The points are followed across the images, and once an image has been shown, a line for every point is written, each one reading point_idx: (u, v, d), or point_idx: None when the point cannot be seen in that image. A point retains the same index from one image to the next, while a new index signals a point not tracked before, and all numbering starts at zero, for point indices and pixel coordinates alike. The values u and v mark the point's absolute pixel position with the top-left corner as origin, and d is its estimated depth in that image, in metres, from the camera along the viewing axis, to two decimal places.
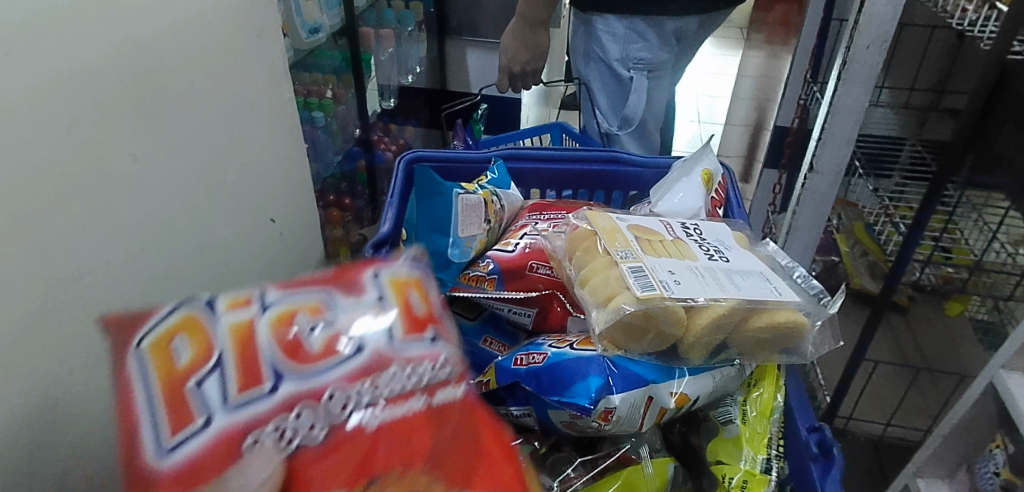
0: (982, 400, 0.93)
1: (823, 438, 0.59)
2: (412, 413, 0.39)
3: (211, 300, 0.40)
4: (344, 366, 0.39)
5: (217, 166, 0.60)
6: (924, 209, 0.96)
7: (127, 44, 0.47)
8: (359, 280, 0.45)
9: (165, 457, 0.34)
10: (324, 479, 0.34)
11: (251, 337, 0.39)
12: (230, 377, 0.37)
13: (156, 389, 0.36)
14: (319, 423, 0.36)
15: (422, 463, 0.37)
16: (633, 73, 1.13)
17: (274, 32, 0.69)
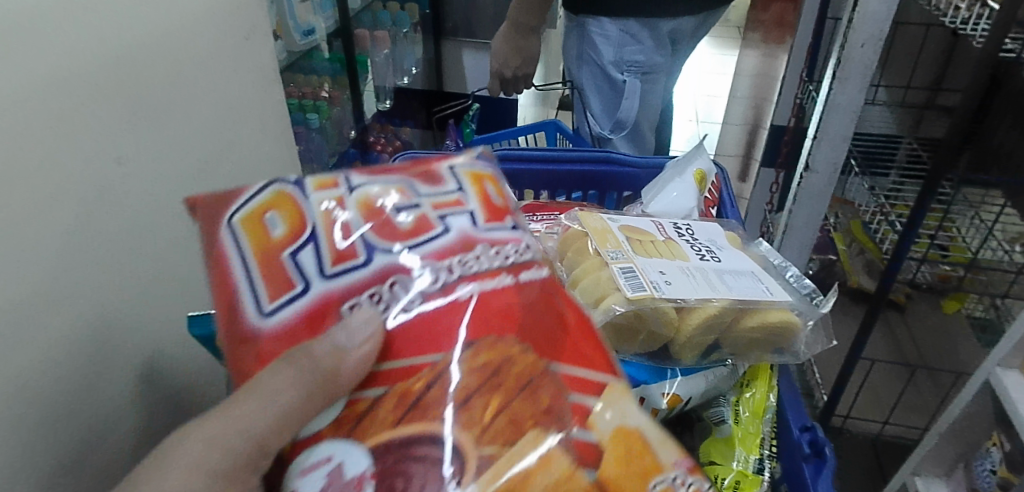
0: (978, 398, 0.93)
1: (815, 438, 0.59)
2: (502, 286, 0.41)
3: (301, 181, 0.45)
4: (431, 241, 0.42)
5: (207, 169, 0.60)
6: (919, 207, 0.95)
7: (111, 46, 0.48)
8: (439, 173, 0.49)
9: (267, 316, 0.39)
10: (415, 338, 0.38)
11: (339, 215, 0.43)
12: (323, 250, 0.41)
13: (258, 257, 0.41)
14: (408, 289, 0.40)
15: (516, 328, 0.39)
16: (628, 76, 1.13)
17: (262, 34, 0.69)
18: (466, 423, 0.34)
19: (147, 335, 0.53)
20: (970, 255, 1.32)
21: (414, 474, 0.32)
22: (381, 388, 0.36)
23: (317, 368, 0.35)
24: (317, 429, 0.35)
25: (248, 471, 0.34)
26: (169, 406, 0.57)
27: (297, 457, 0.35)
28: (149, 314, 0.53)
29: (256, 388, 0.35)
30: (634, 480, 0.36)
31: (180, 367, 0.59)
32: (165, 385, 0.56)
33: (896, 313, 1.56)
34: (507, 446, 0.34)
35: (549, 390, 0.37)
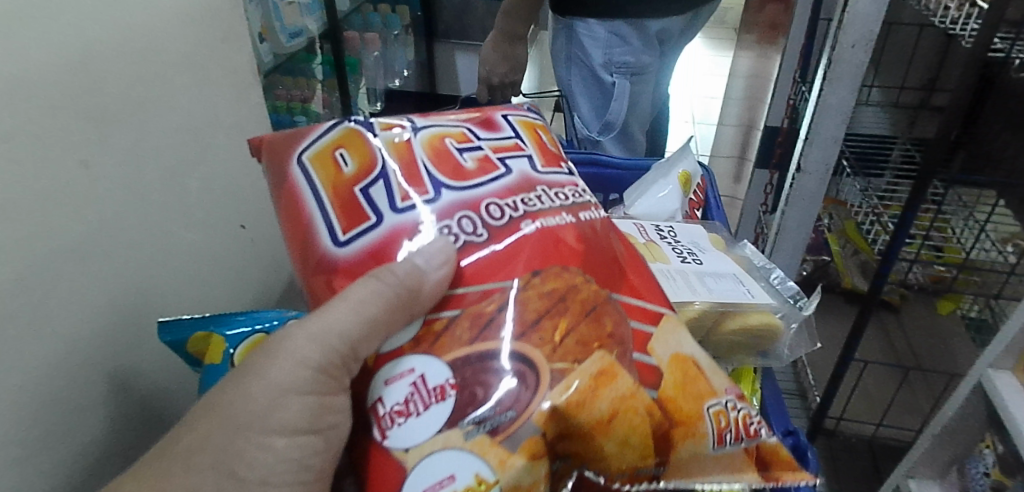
0: (972, 400, 0.92)
1: (797, 443, 0.58)
2: (561, 223, 0.48)
3: (369, 123, 0.51)
4: (497, 181, 0.49)
5: (178, 171, 0.60)
6: (909, 208, 0.94)
7: (80, 49, 0.47)
8: (499, 122, 0.56)
9: (342, 243, 0.47)
10: (484, 267, 0.46)
11: (408, 155, 0.49)
12: (395, 184, 0.48)
13: (333, 191, 0.48)
14: (476, 223, 0.47)
15: (580, 261, 0.47)
16: (616, 77, 1.12)
17: (239, 36, 0.68)
18: (539, 344, 0.43)
19: (112, 342, 0.52)
20: (963, 255, 1.31)
21: (492, 384, 0.41)
22: (455, 310, 0.45)
23: (401, 285, 0.43)
24: (399, 346, 0.44)
25: (340, 369, 0.43)
26: (134, 414, 0.56)
27: (379, 369, 0.44)
28: (116, 320, 0.52)
29: (349, 301, 0.43)
30: (688, 398, 0.45)
31: (148, 374, 0.58)
32: (131, 393, 0.55)
33: (890, 314, 1.54)
34: (576, 363, 0.42)
35: (610, 315, 0.45)
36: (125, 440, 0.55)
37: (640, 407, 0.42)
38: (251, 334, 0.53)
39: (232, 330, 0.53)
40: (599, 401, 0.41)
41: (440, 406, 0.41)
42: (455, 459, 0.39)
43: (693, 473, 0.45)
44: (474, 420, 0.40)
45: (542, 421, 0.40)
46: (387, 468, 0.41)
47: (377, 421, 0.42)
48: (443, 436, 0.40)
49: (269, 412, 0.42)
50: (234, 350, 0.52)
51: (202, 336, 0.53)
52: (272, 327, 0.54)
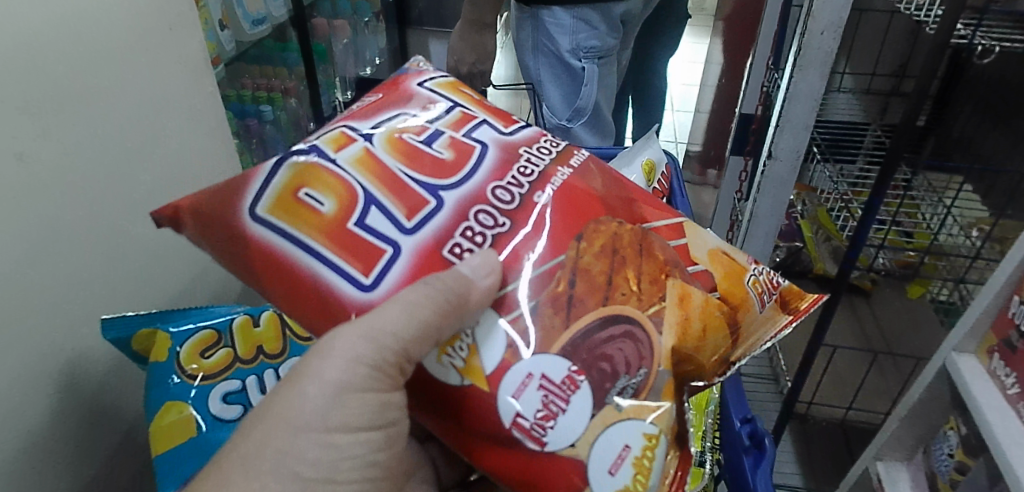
0: (936, 384, 0.88)
1: (755, 430, 0.59)
2: (564, 179, 0.53)
3: (321, 151, 0.49)
4: (486, 162, 0.51)
5: (127, 163, 0.58)
6: (875, 194, 0.92)
7: (11, 36, 0.45)
8: (421, 93, 0.57)
9: (370, 287, 0.46)
10: (524, 252, 0.48)
11: (384, 170, 0.49)
12: (393, 208, 0.48)
13: (322, 235, 0.47)
14: (492, 214, 0.49)
15: (601, 211, 0.52)
16: (585, 63, 1.11)
17: (189, 24, 0.66)
18: (626, 300, 0.49)
19: (57, 341, 0.51)
20: (931, 238, 1.32)
21: (614, 355, 0.48)
22: (528, 303, 0.47)
23: (452, 290, 0.44)
24: (500, 357, 0.46)
25: (395, 368, 0.45)
26: (80, 416, 0.54)
27: (496, 389, 0.46)
28: (59, 319, 0.51)
29: (399, 302, 0.44)
30: (736, 283, 0.54)
31: (92, 376, 0.55)
32: (78, 391, 0.53)
33: (860, 298, 1.54)
34: (661, 299, 0.50)
35: (654, 246, 0.52)
36: (73, 441, 0.53)
37: (716, 307, 0.51)
38: (197, 330, 0.56)
39: (177, 327, 0.54)
40: (692, 321, 0.50)
41: (579, 395, 0.47)
42: (619, 434, 0.47)
43: (755, 339, 0.54)
44: (617, 391, 0.47)
45: (668, 364, 0.49)
46: (562, 466, 0.46)
47: (526, 435, 0.46)
48: (598, 417, 0.47)
49: (331, 409, 0.43)
50: (180, 348, 0.54)
51: (147, 333, 0.52)
52: (219, 324, 0.57)
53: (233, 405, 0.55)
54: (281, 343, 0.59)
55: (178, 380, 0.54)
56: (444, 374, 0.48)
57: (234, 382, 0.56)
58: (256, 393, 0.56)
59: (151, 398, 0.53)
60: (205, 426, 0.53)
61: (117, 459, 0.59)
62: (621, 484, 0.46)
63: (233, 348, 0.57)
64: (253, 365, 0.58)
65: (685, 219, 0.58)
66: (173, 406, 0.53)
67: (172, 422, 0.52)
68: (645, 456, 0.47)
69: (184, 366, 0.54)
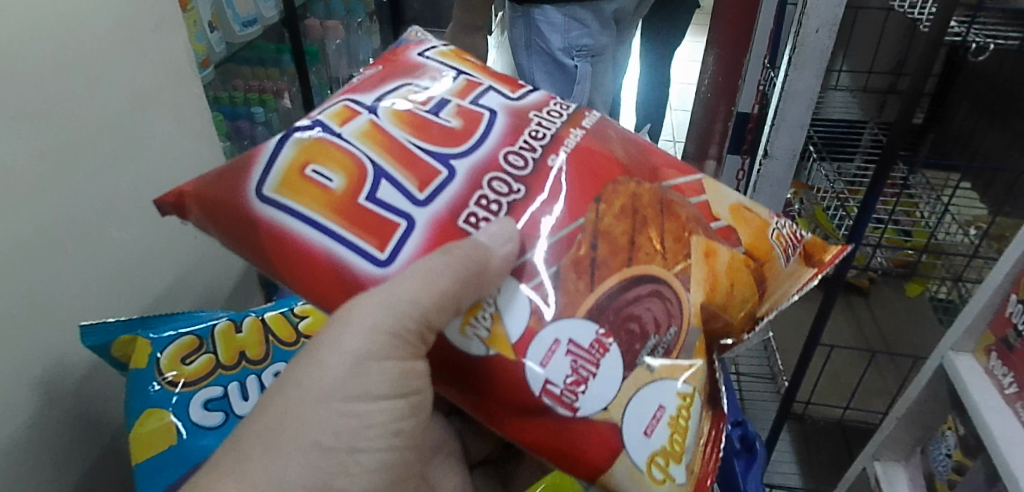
0: (933, 383, 0.87)
1: (746, 434, 0.62)
2: (576, 141, 0.52)
3: (327, 125, 0.49)
4: (496, 128, 0.50)
5: (109, 167, 0.57)
6: (872, 192, 0.90)
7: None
8: (423, 63, 0.56)
9: (385, 263, 0.45)
10: (541, 220, 0.47)
11: (390, 141, 0.48)
12: (405, 181, 0.47)
13: (333, 211, 0.46)
14: (507, 181, 0.48)
15: (619, 172, 0.51)
16: (576, 61, 1.11)
17: (173, 26, 0.65)
18: (653, 259, 0.48)
19: (35, 348, 0.50)
20: (929, 236, 1.31)
21: (643, 315, 0.47)
22: (551, 267, 0.46)
23: (470, 258, 0.42)
24: (525, 323, 0.45)
25: (414, 335, 0.43)
26: (58, 424, 0.53)
27: (524, 356, 0.45)
28: (37, 326, 0.50)
29: (416, 272, 0.43)
30: (760, 235, 0.53)
31: (72, 383, 0.54)
32: (58, 399, 0.53)
33: (859, 297, 1.53)
34: (688, 258, 0.49)
35: (675, 205, 0.51)
36: (50, 450, 0.52)
37: (742, 264, 0.51)
38: (178, 336, 0.55)
39: (157, 333, 0.54)
40: (721, 281, 0.50)
41: (609, 357, 0.46)
42: (652, 395, 0.47)
43: (785, 292, 0.53)
44: (648, 351, 0.47)
45: (698, 321, 0.49)
46: (598, 430, 0.46)
47: (558, 402, 0.45)
48: (631, 380, 0.46)
49: (349, 380, 0.41)
50: (161, 354, 0.54)
51: (127, 340, 0.52)
52: (201, 330, 0.57)
53: (215, 412, 0.54)
54: (265, 348, 0.58)
55: (158, 388, 0.53)
56: (468, 345, 0.46)
57: (216, 389, 0.55)
58: (238, 400, 0.54)
59: (130, 404, 0.52)
60: (186, 433, 0.52)
61: (97, 467, 0.58)
62: (658, 445, 0.46)
63: (215, 354, 0.56)
64: (235, 371, 0.56)
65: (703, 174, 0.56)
66: (153, 414, 0.52)
67: (152, 429, 0.51)
68: (680, 416, 0.47)
69: (164, 373, 0.54)
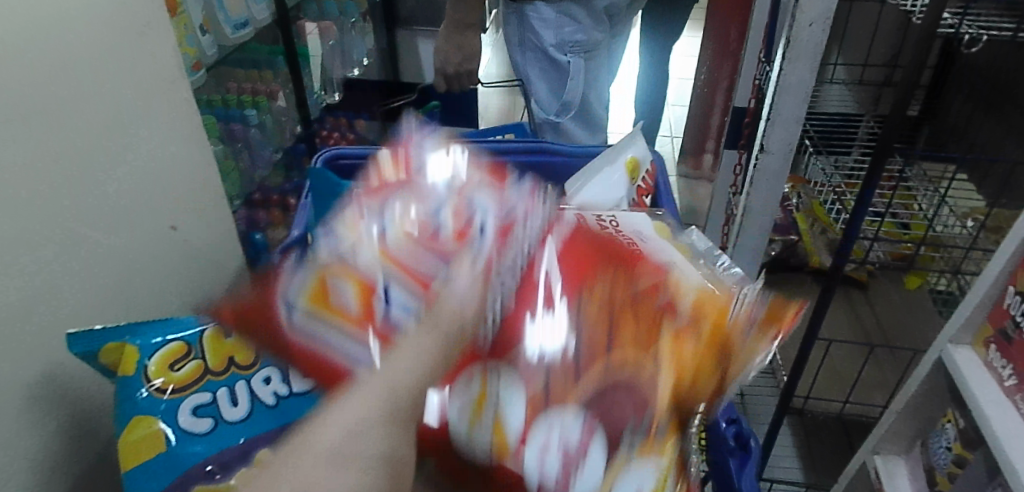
0: (932, 375, 0.87)
1: (740, 431, 0.56)
2: (559, 244, 0.52)
3: (341, 250, 0.48)
4: (492, 228, 0.46)
5: (99, 172, 0.57)
6: (868, 186, 0.90)
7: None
8: (426, 173, 0.55)
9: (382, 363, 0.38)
10: (538, 328, 0.46)
11: (398, 254, 0.45)
12: (408, 284, 0.42)
13: (349, 336, 0.43)
14: (507, 283, 0.44)
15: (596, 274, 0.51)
16: (570, 57, 1.10)
17: (159, 30, 0.64)
18: (622, 355, 0.45)
19: (30, 356, 0.49)
20: (927, 229, 1.31)
21: (612, 409, 0.43)
22: (539, 377, 0.44)
23: (447, 326, 0.36)
24: (513, 423, 0.43)
25: (409, 410, 0.33)
26: (55, 431, 0.52)
27: (520, 460, 0.42)
28: (31, 333, 0.49)
29: (401, 352, 0.34)
30: (713, 317, 0.49)
31: (67, 390, 0.54)
32: (53, 406, 0.52)
33: (858, 290, 1.53)
34: (651, 349, 0.46)
35: (637, 303, 0.49)
36: (49, 457, 0.52)
37: (695, 345, 0.46)
38: (166, 341, 0.49)
39: (147, 339, 0.49)
40: (685, 361, 0.45)
41: (590, 460, 0.41)
42: (628, 487, 0.41)
43: (742, 366, 0.49)
44: (626, 440, 0.42)
45: (668, 412, 0.44)
46: None
47: None
48: (613, 474, 0.41)
49: (315, 481, 0.29)
50: (149, 361, 0.48)
51: (115, 346, 0.48)
52: (189, 335, 0.50)
53: (204, 419, 0.47)
54: (255, 353, 0.52)
55: (146, 395, 0.47)
56: (459, 439, 0.44)
57: (205, 395, 0.48)
58: (227, 406, 0.48)
59: (117, 413, 0.46)
60: (175, 440, 0.46)
61: (95, 474, 0.58)
62: None
63: (203, 360, 0.50)
64: (225, 377, 0.49)
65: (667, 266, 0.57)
66: (140, 421, 0.45)
67: (140, 438, 0.45)
68: None
69: (152, 380, 0.47)
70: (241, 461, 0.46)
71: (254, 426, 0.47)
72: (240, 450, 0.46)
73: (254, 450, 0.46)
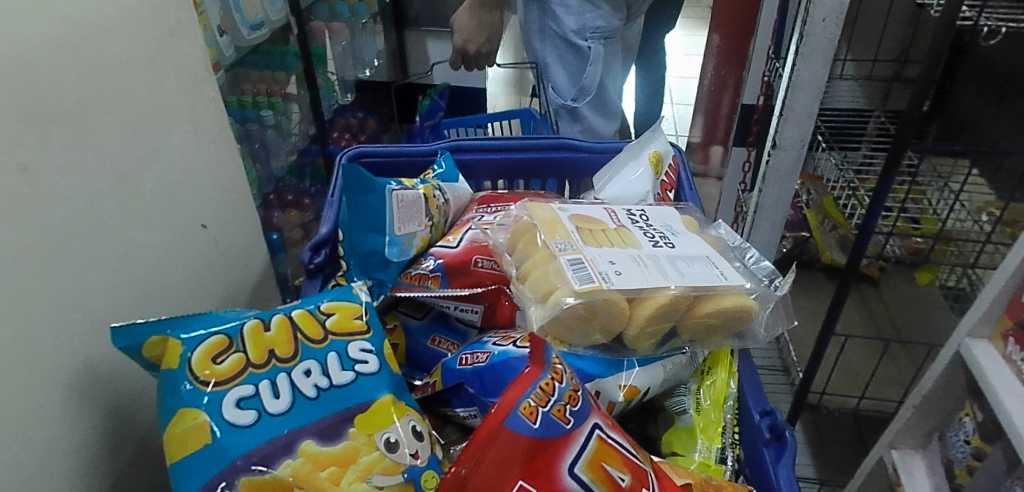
0: (952, 367, 0.81)
1: (775, 423, 0.55)
2: None
3: None
4: None
5: (133, 172, 0.57)
6: (884, 181, 0.87)
7: (19, 47, 0.43)
8: (509, 446, 0.37)
9: None
10: None
11: None
12: None
13: None
14: None
15: None
16: (591, 41, 1.09)
17: (187, 31, 0.65)
18: None
19: (83, 354, 0.50)
20: (939, 226, 1.30)
21: None
22: None
23: None
24: None
25: None
26: (108, 428, 0.53)
27: None
28: (82, 332, 0.50)
29: None
30: None
31: (116, 388, 0.54)
32: (104, 404, 0.53)
33: (870, 287, 1.53)
34: None
35: None
36: (103, 455, 0.52)
37: None
38: (207, 335, 0.48)
39: (189, 333, 0.48)
40: None
41: None
42: None
43: None
44: None
45: None
46: None
47: None
48: None
49: None
50: (192, 355, 0.47)
51: (159, 339, 0.47)
52: (230, 328, 0.49)
53: (248, 411, 0.46)
54: (294, 346, 0.50)
55: (190, 387, 0.46)
56: None
57: (248, 387, 0.47)
58: (270, 398, 0.47)
59: (163, 406, 0.46)
60: (221, 432, 0.44)
61: (146, 471, 0.58)
62: None
63: (245, 352, 0.49)
64: (267, 370, 0.48)
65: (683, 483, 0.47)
66: (186, 413, 0.45)
67: (186, 430, 0.44)
68: None
69: (196, 373, 0.46)
70: (285, 453, 0.45)
71: (297, 419, 0.46)
72: (282, 440, 0.45)
73: (298, 441, 0.45)
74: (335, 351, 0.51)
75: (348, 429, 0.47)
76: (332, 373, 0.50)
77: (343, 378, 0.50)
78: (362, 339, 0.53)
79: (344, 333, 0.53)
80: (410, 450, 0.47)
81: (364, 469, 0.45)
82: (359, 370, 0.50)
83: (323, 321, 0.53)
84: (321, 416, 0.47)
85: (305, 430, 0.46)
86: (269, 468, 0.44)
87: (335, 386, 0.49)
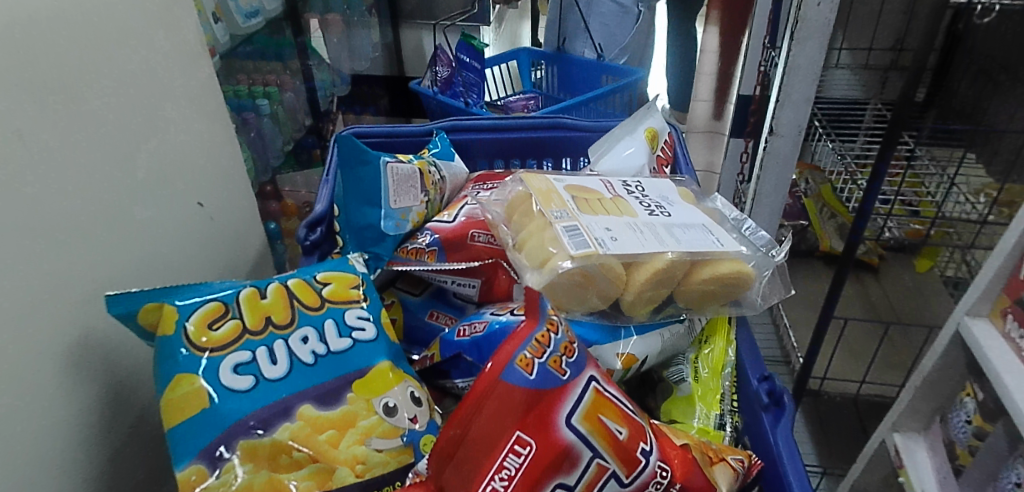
0: (952, 347, 0.78)
1: (773, 388, 0.55)
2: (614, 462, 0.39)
3: None
4: None
5: (128, 144, 0.57)
6: (881, 161, 0.86)
7: (14, 11, 0.44)
8: (503, 399, 0.37)
9: None
10: None
11: None
12: None
13: None
14: None
15: (626, 465, 0.40)
16: (642, 8, 1.53)
17: (182, 6, 0.65)
18: None
19: (81, 323, 0.50)
20: (937, 210, 1.29)
21: None
22: None
23: None
24: None
25: None
26: (106, 401, 0.53)
27: None
28: (80, 301, 0.50)
29: None
30: None
31: (113, 361, 0.54)
32: (100, 377, 0.52)
33: (870, 275, 1.52)
34: None
35: None
36: (101, 426, 0.52)
37: None
38: (203, 302, 0.48)
39: (184, 300, 0.48)
40: None
41: None
42: None
43: None
44: None
45: None
46: None
47: None
48: None
49: None
50: (188, 322, 0.47)
51: (153, 307, 0.46)
52: (226, 296, 0.49)
53: (246, 376, 0.46)
54: (291, 313, 0.50)
55: (186, 352, 0.46)
56: None
57: (245, 353, 0.47)
58: (267, 364, 0.47)
59: (160, 372, 0.46)
60: (219, 397, 0.44)
61: (144, 448, 0.58)
62: None
63: (241, 319, 0.48)
64: (264, 336, 0.48)
65: (683, 441, 0.47)
66: (183, 379, 0.45)
67: (183, 396, 0.44)
68: None
69: (193, 339, 0.46)
70: (283, 417, 0.45)
71: (294, 384, 0.46)
72: (280, 405, 0.45)
73: (296, 406, 0.46)
74: (332, 317, 0.51)
75: (346, 394, 0.47)
76: (329, 340, 0.50)
77: (341, 344, 0.50)
78: (359, 306, 0.53)
79: (341, 299, 0.53)
80: (408, 414, 0.48)
81: (363, 433, 0.46)
82: (356, 337, 0.50)
83: (320, 287, 0.53)
84: (322, 380, 0.47)
85: (304, 395, 0.46)
86: (268, 432, 0.44)
87: (332, 353, 0.49)
